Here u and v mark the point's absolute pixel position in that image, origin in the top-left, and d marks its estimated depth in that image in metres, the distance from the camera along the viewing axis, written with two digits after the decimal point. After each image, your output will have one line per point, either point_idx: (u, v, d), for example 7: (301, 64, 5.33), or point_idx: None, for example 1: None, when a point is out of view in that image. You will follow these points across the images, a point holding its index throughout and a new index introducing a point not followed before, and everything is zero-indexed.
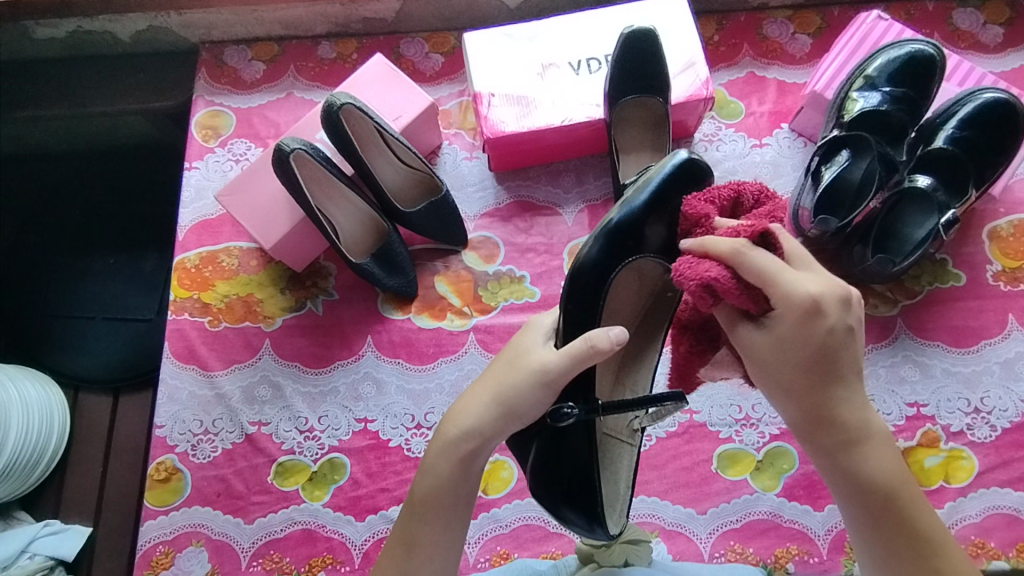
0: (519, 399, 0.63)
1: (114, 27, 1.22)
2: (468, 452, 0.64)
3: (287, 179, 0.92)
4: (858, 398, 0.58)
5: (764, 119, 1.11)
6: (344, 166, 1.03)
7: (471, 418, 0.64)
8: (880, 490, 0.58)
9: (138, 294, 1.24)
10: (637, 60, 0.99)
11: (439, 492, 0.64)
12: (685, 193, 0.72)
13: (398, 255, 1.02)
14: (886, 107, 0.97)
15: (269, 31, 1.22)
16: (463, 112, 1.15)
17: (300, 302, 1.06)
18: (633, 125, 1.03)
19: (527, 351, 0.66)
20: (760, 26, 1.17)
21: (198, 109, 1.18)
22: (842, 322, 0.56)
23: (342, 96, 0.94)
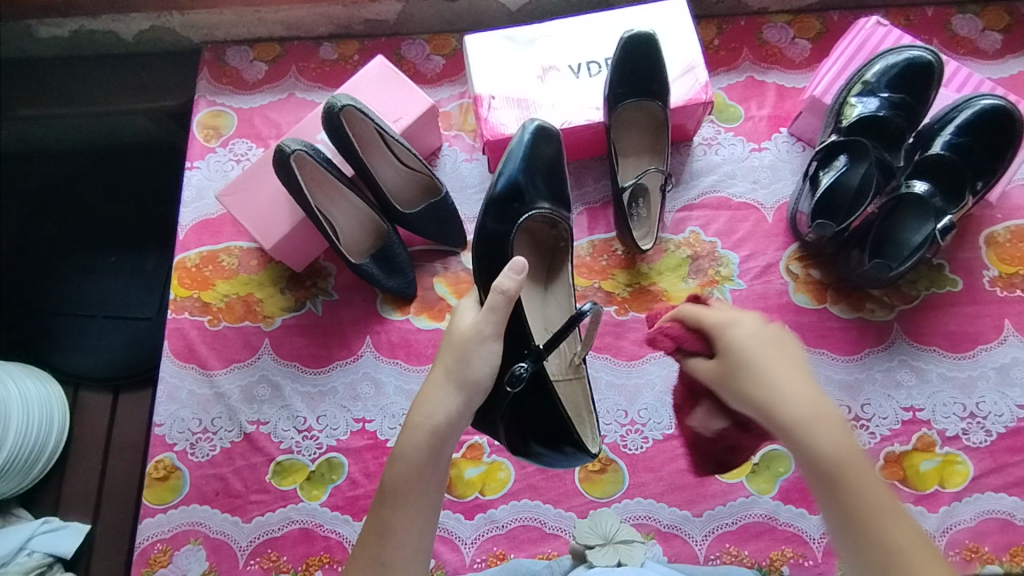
0: (469, 366, 0.68)
1: (118, 26, 1.22)
2: (434, 433, 0.65)
3: (287, 180, 0.91)
4: (783, 381, 0.58)
5: (763, 123, 1.13)
6: (343, 167, 1.02)
7: (433, 403, 0.66)
8: (832, 473, 0.54)
9: (138, 292, 1.25)
10: (637, 64, 0.99)
11: (413, 477, 0.64)
12: (547, 147, 0.86)
13: (398, 255, 1.02)
14: (885, 113, 0.94)
15: (271, 31, 1.22)
16: (463, 114, 1.16)
17: (299, 302, 1.07)
18: (632, 128, 1.03)
19: (458, 328, 0.70)
20: (760, 31, 1.18)
21: (200, 109, 1.19)
22: (755, 326, 0.61)
23: (343, 98, 0.93)
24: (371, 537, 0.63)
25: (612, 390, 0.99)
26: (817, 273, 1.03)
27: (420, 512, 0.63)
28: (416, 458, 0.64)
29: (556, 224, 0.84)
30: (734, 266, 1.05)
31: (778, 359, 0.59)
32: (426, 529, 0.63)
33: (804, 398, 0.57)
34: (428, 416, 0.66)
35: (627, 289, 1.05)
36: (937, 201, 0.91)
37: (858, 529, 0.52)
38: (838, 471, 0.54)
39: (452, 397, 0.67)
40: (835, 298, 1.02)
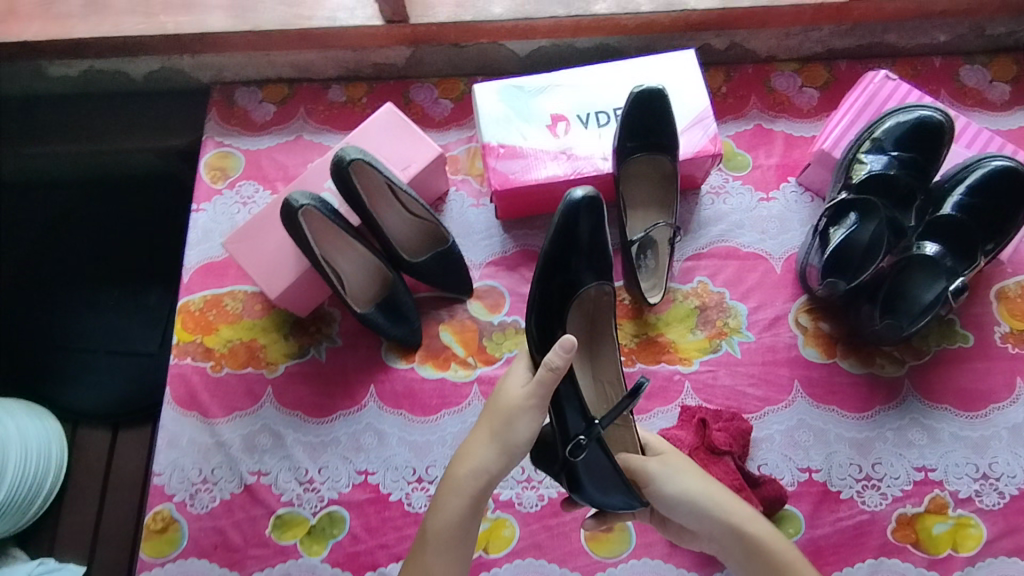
0: (512, 431, 0.69)
1: (127, 67, 1.21)
2: (471, 487, 0.71)
3: (294, 234, 0.89)
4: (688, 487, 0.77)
5: (771, 172, 1.13)
6: (350, 217, 1.01)
7: (476, 460, 0.71)
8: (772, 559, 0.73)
9: (142, 327, 1.25)
10: (646, 118, 0.98)
11: (453, 525, 0.71)
12: (593, 217, 0.78)
13: (403, 304, 1.02)
14: (894, 173, 0.93)
15: (280, 73, 1.22)
16: (471, 158, 1.17)
17: (303, 348, 1.06)
18: (641, 181, 1.03)
19: (504, 390, 0.71)
20: (768, 78, 1.19)
21: (207, 150, 1.19)
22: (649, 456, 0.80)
23: (352, 151, 0.91)
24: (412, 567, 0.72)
25: None
26: (826, 326, 1.03)
27: (455, 550, 0.72)
28: (458, 508, 0.72)
29: (603, 289, 0.81)
30: (742, 318, 1.04)
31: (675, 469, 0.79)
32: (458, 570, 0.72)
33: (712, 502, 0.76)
34: (470, 470, 0.71)
35: (634, 340, 1.04)
36: (947, 262, 0.90)
37: None
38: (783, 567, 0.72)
39: (492, 452, 0.71)
40: (844, 352, 1.01)
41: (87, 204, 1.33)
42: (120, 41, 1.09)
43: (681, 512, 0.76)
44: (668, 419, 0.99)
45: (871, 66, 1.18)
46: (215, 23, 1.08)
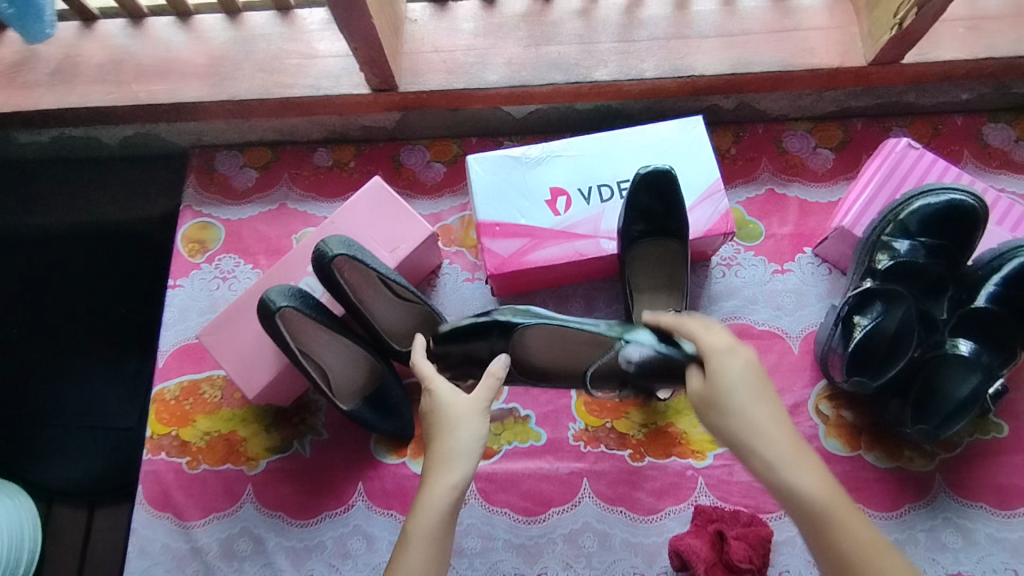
0: (468, 430, 0.71)
1: (101, 134, 1.15)
2: (450, 488, 0.68)
3: (274, 335, 0.81)
4: (751, 417, 0.64)
5: (785, 241, 1.06)
6: (333, 307, 0.93)
7: (444, 462, 0.69)
8: (820, 518, 0.60)
9: (118, 399, 1.14)
10: (653, 201, 0.91)
11: (432, 523, 0.66)
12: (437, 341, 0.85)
13: (392, 396, 0.95)
14: (922, 260, 0.86)
15: (263, 136, 1.15)
16: (465, 227, 1.09)
17: (286, 442, 0.99)
18: (647, 264, 0.95)
19: (442, 407, 0.73)
20: (779, 139, 1.11)
21: (185, 220, 1.12)
22: (739, 362, 0.66)
23: (335, 244, 0.83)
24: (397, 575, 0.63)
25: (626, 546, 0.92)
26: (848, 415, 0.96)
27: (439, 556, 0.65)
28: (439, 508, 0.67)
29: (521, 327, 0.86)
30: None
31: (759, 385, 0.66)
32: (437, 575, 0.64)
33: (802, 476, 0.62)
34: (446, 473, 0.69)
35: (642, 430, 0.97)
36: (985, 359, 0.81)
37: None
38: (840, 550, 0.59)
39: (463, 456, 0.70)
40: (869, 444, 0.94)
41: (44, 264, 1.22)
42: (88, 112, 1.02)
43: (735, 447, 0.65)
44: (681, 520, 0.93)
45: (889, 125, 1.11)
46: (189, 92, 1.00)
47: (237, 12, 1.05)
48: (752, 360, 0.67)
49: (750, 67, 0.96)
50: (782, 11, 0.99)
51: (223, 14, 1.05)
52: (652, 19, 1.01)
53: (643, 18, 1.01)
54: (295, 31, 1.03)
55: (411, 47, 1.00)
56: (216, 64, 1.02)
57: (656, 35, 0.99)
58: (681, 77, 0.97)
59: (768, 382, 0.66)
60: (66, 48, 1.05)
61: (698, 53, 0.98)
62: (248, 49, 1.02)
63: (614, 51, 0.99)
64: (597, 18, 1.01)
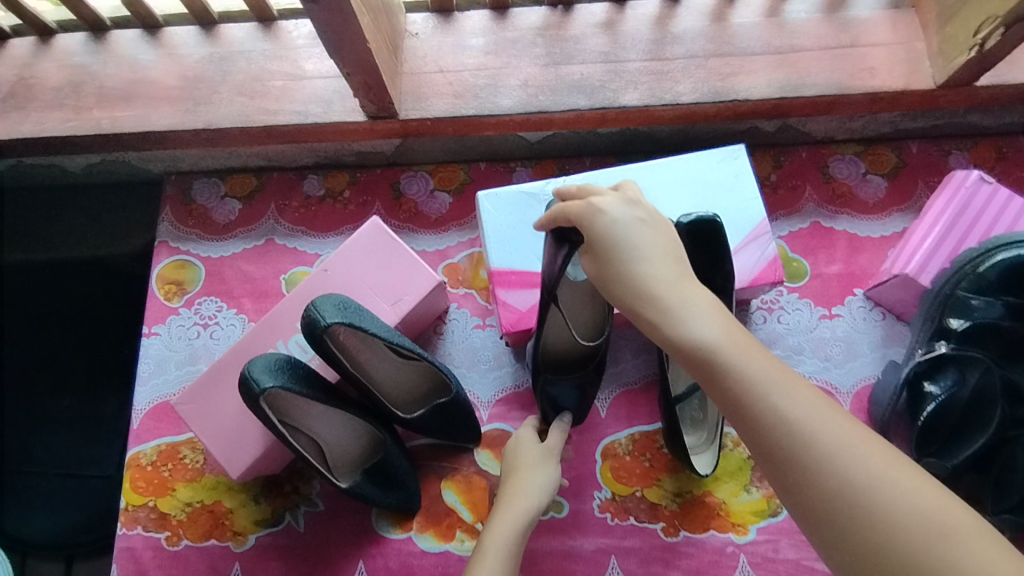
0: (546, 462, 0.80)
1: (61, 161, 1.02)
2: (524, 509, 0.74)
3: (262, 418, 0.70)
4: (645, 272, 0.57)
5: (834, 282, 0.94)
6: (325, 371, 0.82)
7: (524, 484, 0.77)
8: (715, 362, 0.52)
9: (94, 444, 1.04)
10: (698, 258, 0.78)
11: (512, 533, 0.72)
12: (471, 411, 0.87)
13: (397, 468, 0.84)
14: (1003, 322, 0.76)
15: (245, 162, 1.03)
16: (475, 266, 0.97)
17: (277, 514, 0.88)
18: None
19: (522, 442, 0.82)
20: (825, 164, 1.00)
21: (160, 258, 1.00)
22: (631, 220, 0.60)
23: (329, 311, 0.71)
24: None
25: None
26: None
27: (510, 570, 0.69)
28: (515, 525, 0.73)
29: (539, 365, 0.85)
30: None
31: (653, 244, 0.59)
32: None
33: (698, 323, 0.54)
34: (521, 498, 0.76)
35: (675, 501, 0.87)
36: None
37: (783, 457, 0.48)
38: (747, 387, 0.51)
39: (536, 489, 0.77)
40: None
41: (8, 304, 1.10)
42: (44, 142, 0.89)
43: (632, 307, 0.58)
44: None
45: (947, 148, 1.00)
46: (160, 119, 0.88)
47: (213, 25, 0.92)
48: (649, 213, 0.61)
49: (801, 89, 0.84)
50: (837, 24, 0.87)
51: (197, 26, 0.92)
52: (688, 32, 0.88)
53: (678, 32, 0.88)
54: (280, 47, 0.90)
55: (412, 66, 0.88)
56: (189, 86, 0.89)
57: (693, 52, 0.87)
58: (722, 101, 0.85)
59: (663, 231, 0.61)
60: (20, 67, 0.92)
61: (742, 73, 0.86)
62: (226, 69, 0.89)
63: (644, 71, 0.86)
64: (624, 32, 0.89)
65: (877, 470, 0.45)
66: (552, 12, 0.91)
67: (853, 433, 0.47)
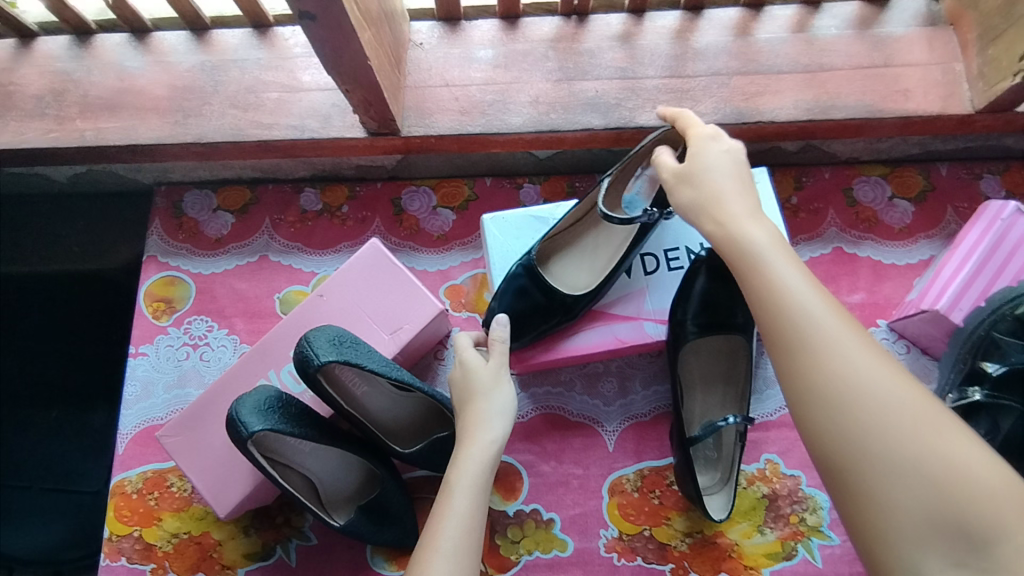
0: (498, 391, 0.72)
1: (45, 170, 0.98)
2: (487, 441, 0.68)
3: (252, 461, 0.67)
4: (721, 187, 0.60)
5: (857, 311, 0.90)
6: (318, 404, 0.78)
7: (479, 422, 0.69)
8: (762, 262, 0.54)
9: (81, 460, 1.00)
10: (718, 300, 0.76)
11: (474, 478, 0.65)
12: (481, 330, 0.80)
13: (392, 504, 0.79)
14: None
15: (240, 173, 0.98)
16: (479, 288, 0.92)
17: (268, 546, 0.83)
18: (703, 356, 0.80)
19: (470, 372, 0.73)
20: (849, 186, 0.95)
21: (149, 273, 0.95)
22: (719, 150, 0.63)
23: (324, 348, 0.67)
24: (444, 520, 0.62)
25: None
26: None
27: (480, 506, 0.64)
28: (480, 458, 0.67)
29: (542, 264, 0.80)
30: (824, 513, 0.82)
31: (737, 172, 0.61)
32: (470, 547, 0.61)
33: (759, 229, 0.56)
34: (481, 429, 0.69)
35: (685, 541, 0.82)
36: None
37: (805, 362, 0.49)
38: (786, 291, 0.51)
39: (495, 417, 0.70)
40: None
41: None
42: (25, 153, 0.84)
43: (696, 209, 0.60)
44: None
45: (979, 171, 0.95)
46: (147, 132, 0.83)
47: (204, 30, 0.87)
48: (733, 149, 0.64)
49: (830, 112, 0.80)
50: (870, 42, 0.83)
51: (188, 32, 0.87)
52: (709, 48, 0.84)
53: (699, 48, 0.84)
54: (275, 56, 0.85)
55: (416, 79, 0.83)
56: (180, 96, 0.84)
57: (715, 69, 0.82)
58: (745, 123, 0.80)
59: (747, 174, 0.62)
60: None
61: (767, 93, 0.81)
62: (218, 79, 0.84)
63: (663, 89, 0.82)
64: (642, 46, 0.84)
65: (894, 391, 0.46)
66: (566, 23, 0.86)
67: (869, 345, 0.49)
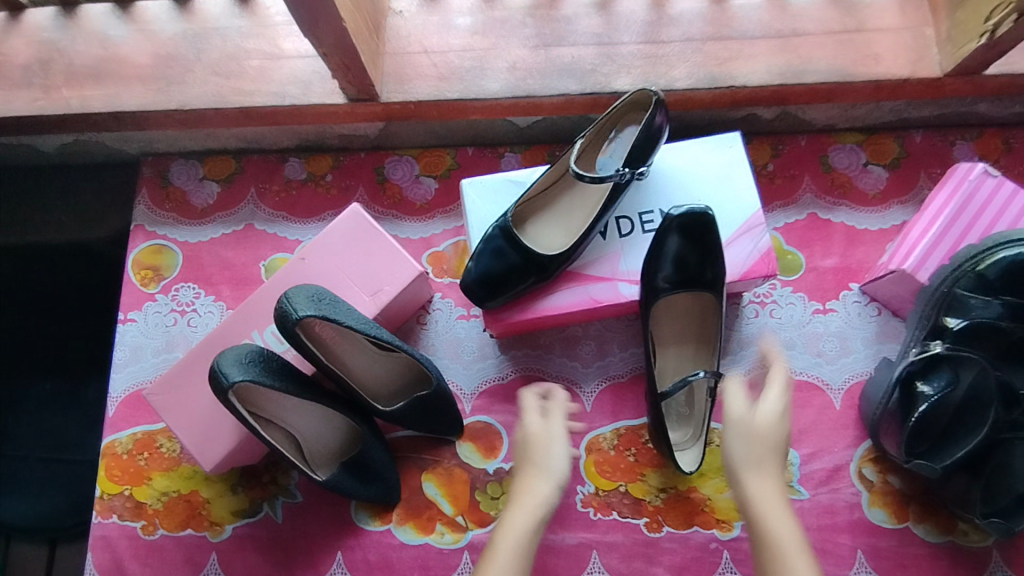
0: (549, 454, 0.74)
1: (33, 140, 1.00)
2: (536, 505, 0.70)
3: (233, 411, 0.70)
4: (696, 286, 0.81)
5: (830, 275, 0.92)
6: (300, 363, 0.80)
7: (532, 487, 0.72)
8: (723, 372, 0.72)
9: (74, 431, 1.01)
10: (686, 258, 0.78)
11: (518, 543, 0.67)
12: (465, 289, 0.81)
13: (373, 461, 0.81)
14: (1006, 324, 0.72)
15: (225, 144, 0.99)
16: (460, 256, 0.94)
17: (255, 504, 0.86)
18: (675, 315, 0.83)
19: (528, 434, 0.76)
20: (825, 154, 0.96)
21: (136, 242, 0.97)
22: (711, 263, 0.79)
23: (303, 303, 0.69)
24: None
25: None
26: (895, 482, 0.84)
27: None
28: (524, 525, 0.68)
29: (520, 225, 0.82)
30: (794, 469, 0.85)
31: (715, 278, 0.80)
32: None
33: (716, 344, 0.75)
34: (532, 494, 0.71)
35: (660, 496, 0.85)
36: None
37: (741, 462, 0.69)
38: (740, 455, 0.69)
39: (546, 484, 0.72)
40: (919, 515, 0.83)
41: None
42: (12, 122, 0.86)
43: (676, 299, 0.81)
44: None
45: (953, 138, 0.96)
46: (132, 99, 0.84)
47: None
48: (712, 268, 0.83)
49: (802, 76, 0.81)
50: (842, 9, 0.84)
51: (171, 2, 0.88)
52: (684, 15, 0.85)
53: (674, 15, 0.85)
54: (256, 24, 0.86)
55: (395, 46, 0.85)
56: (163, 65, 0.85)
57: (689, 35, 0.84)
58: (718, 87, 0.82)
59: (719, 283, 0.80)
60: None
61: (740, 58, 0.82)
62: (200, 47, 0.86)
63: (638, 55, 0.83)
64: (618, 13, 0.85)
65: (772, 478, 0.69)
66: None
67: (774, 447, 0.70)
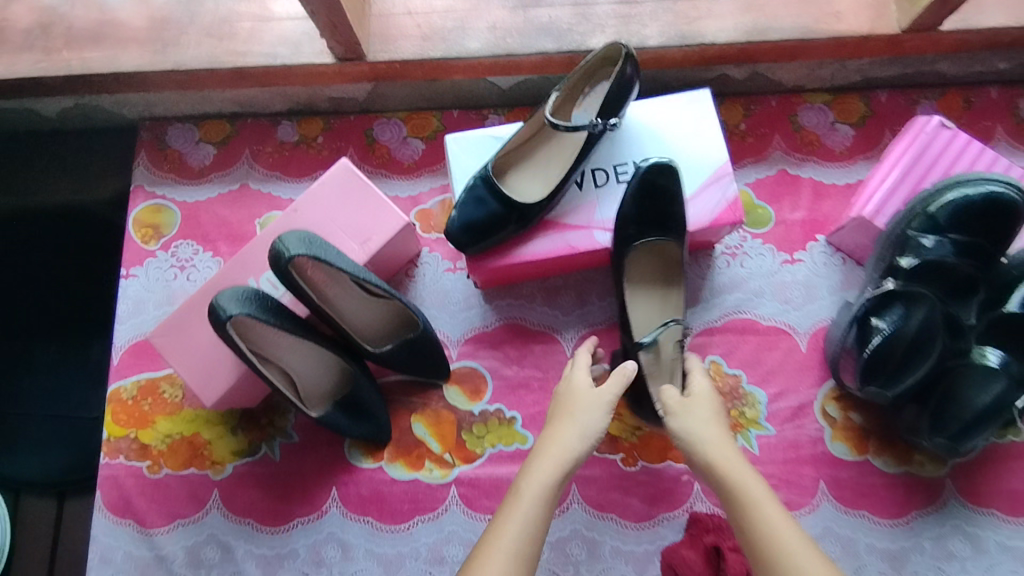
0: (588, 416, 0.78)
1: (36, 105, 1.06)
2: (566, 456, 0.75)
3: (230, 345, 0.74)
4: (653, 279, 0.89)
5: (797, 228, 0.96)
6: (295, 307, 0.84)
7: (560, 440, 0.77)
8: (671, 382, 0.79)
9: (78, 388, 1.04)
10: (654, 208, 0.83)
11: (544, 489, 0.72)
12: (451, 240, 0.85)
13: (364, 400, 0.87)
14: (952, 260, 0.77)
15: (220, 108, 1.03)
16: (446, 213, 0.99)
17: (254, 445, 0.91)
18: (646, 261, 0.88)
19: (573, 391, 0.81)
20: (794, 112, 1.01)
21: (136, 202, 1.01)
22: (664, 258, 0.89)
23: (294, 244, 0.74)
24: (511, 520, 0.70)
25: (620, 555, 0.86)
26: (856, 418, 0.90)
27: (541, 516, 0.70)
28: (549, 476, 0.73)
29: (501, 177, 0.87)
30: (761, 407, 0.90)
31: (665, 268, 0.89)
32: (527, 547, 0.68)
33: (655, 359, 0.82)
34: (561, 444, 0.76)
35: (635, 434, 0.90)
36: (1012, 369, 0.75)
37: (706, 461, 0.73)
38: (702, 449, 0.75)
39: (576, 436, 0.77)
40: (877, 448, 0.88)
41: None
42: (16, 83, 0.90)
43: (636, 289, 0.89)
44: (675, 529, 0.87)
45: (916, 97, 1.01)
46: (130, 60, 0.88)
47: None
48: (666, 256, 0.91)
49: (767, 34, 0.86)
50: None
51: None
52: None
53: None
54: None
55: (381, 8, 0.89)
56: (158, 28, 0.89)
57: None
58: (688, 45, 0.86)
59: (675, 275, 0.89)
60: None
61: (708, 18, 0.87)
62: (194, 11, 0.90)
63: (612, 15, 0.87)
64: None
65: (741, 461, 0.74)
66: None
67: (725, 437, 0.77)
